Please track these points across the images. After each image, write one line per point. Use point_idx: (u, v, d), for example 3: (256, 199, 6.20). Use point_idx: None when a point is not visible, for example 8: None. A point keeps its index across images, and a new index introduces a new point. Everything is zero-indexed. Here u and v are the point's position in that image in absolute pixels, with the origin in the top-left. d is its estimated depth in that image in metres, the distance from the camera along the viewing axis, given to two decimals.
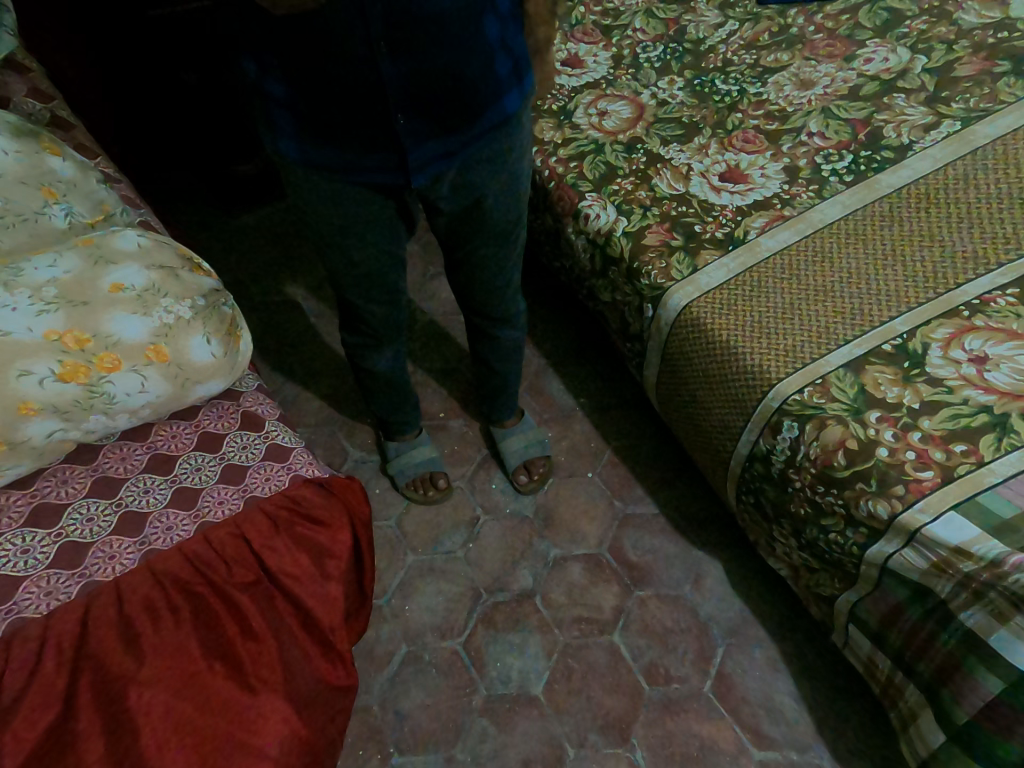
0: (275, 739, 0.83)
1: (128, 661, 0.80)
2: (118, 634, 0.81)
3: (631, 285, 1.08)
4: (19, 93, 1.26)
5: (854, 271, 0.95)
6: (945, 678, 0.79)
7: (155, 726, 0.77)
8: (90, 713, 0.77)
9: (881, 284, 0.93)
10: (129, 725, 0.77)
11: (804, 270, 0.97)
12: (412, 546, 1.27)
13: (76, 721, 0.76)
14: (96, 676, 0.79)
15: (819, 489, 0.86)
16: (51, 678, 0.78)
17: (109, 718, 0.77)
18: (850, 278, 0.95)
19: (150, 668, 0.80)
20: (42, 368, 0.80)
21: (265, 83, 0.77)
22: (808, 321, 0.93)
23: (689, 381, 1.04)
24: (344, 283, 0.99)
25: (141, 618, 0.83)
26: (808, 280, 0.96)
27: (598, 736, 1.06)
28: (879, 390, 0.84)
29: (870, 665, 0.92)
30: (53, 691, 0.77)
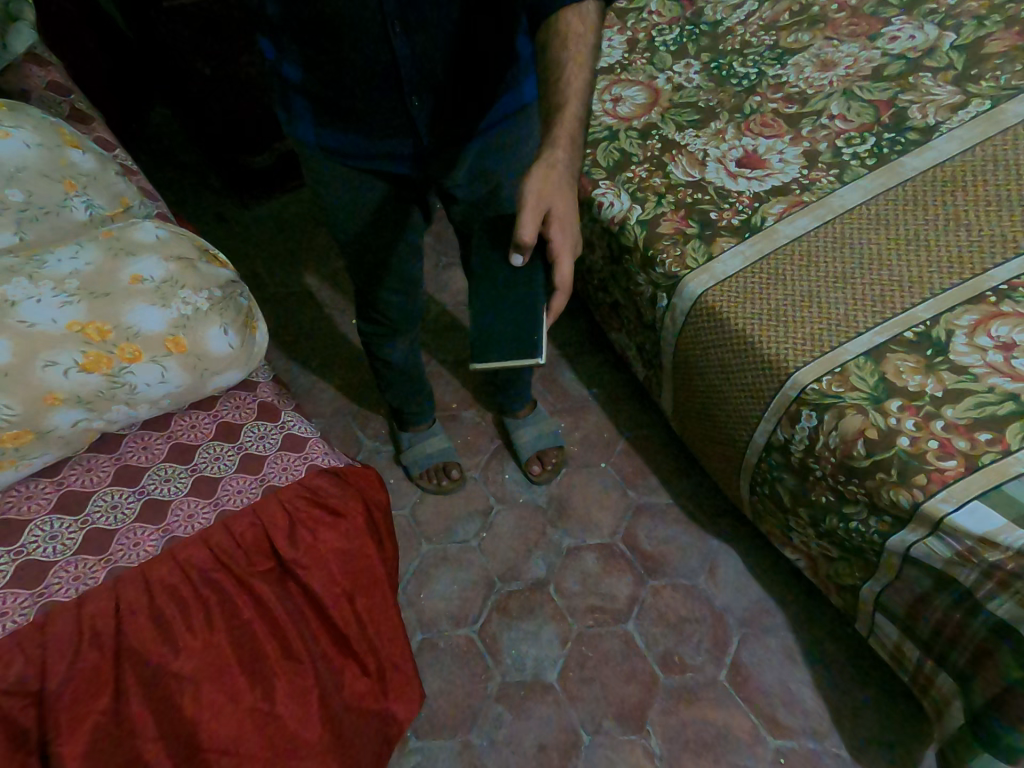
0: (305, 722, 0.91)
1: (164, 650, 0.84)
2: (152, 625, 0.84)
3: (645, 275, 1.08)
4: (40, 85, 1.27)
5: (874, 258, 0.93)
6: (977, 666, 0.79)
7: (198, 707, 0.85)
8: (136, 697, 0.82)
9: (905, 271, 0.91)
10: (176, 707, 0.84)
11: (823, 257, 0.96)
12: (426, 536, 1.28)
13: (125, 704, 0.82)
14: (137, 663, 0.83)
15: (842, 479, 0.86)
16: (92, 667, 0.81)
17: (156, 701, 0.83)
18: (869, 264, 0.93)
19: (186, 658, 0.85)
20: (66, 359, 0.81)
21: (285, 64, 0.79)
22: (829, 310, 0.91)
23: (702, 372, 1.05)
24: (360, 271, 0.99)
25: (172, 609, 0.86)
26: (828, 268, 0.94)
27: (613, 723, 1.07)
28: (900, 378, 0.83)
29: (899, 655, 0.93)
30: (95, 677, 0.81)
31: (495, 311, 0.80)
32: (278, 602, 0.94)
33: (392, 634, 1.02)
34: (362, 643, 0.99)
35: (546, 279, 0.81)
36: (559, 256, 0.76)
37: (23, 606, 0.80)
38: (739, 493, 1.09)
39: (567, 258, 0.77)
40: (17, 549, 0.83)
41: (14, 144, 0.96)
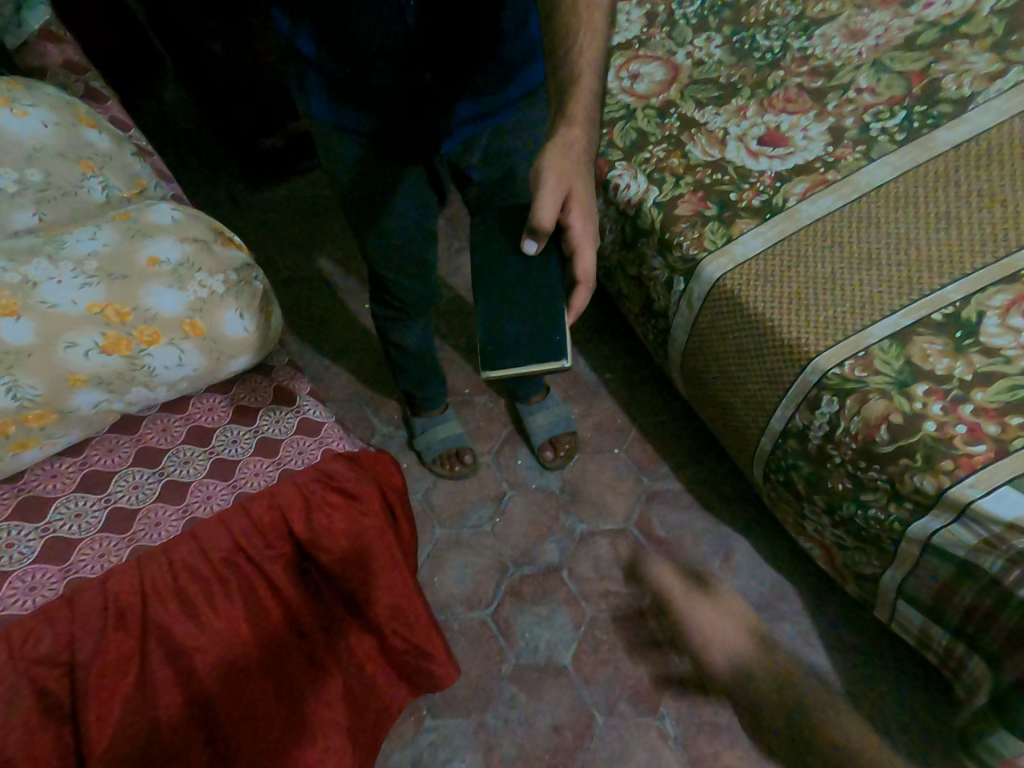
0: (320, 688, 0.97)
1: (188, 628, 0.86)
2: (176, 604, 0.86)
3: (661, 258, 1.06)
4: (56, 63, 1.28)
5: (899, 239, 0.90)
6: (1007, 650, 0.77)
7: (221, 681, 0.87)
8: (161, 671, 0.84)
9: (933, 251, 0.88)
10: (200, 682, 0.86)
11: (847, 239, 0.93)
12: (439, 520, 1.29)
13: (151, 677, 0.84)
14: (162, 639, 0.85)
15: (862, 465, 0.84)
16: (118, 643, 0.83)
17: (182, 675, 0.85)
18: (894, 246, 0.90)
19: (210, 636, 0.87)
20: (87, 340, 0.82)
21: (299, 40, 0.77)
22: (852, 294, 0.88)
23: (717, 356, 1.04)
24: (373, 254, 0.98)
25: (194, 590, 0.87)
26: (851, 251, 0.92)
27: (626, 706, 1.08)
28: (926, 362, 0.81)
29: (926, 638, 0.91)
30: (121, 654, 0.83)
31: (502, 296, 0.78)
32: (296, 581, 0.96)
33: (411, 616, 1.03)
34: (378, 621, 1.02)
35: (561, 266, 0.80)
36: (578, 246, 0.75)
37: (52, 581, 0.82)
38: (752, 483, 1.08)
39: (588, 248, 0.76)
40: (44, 526, 0.85)
41: (32, 123, 0.96)
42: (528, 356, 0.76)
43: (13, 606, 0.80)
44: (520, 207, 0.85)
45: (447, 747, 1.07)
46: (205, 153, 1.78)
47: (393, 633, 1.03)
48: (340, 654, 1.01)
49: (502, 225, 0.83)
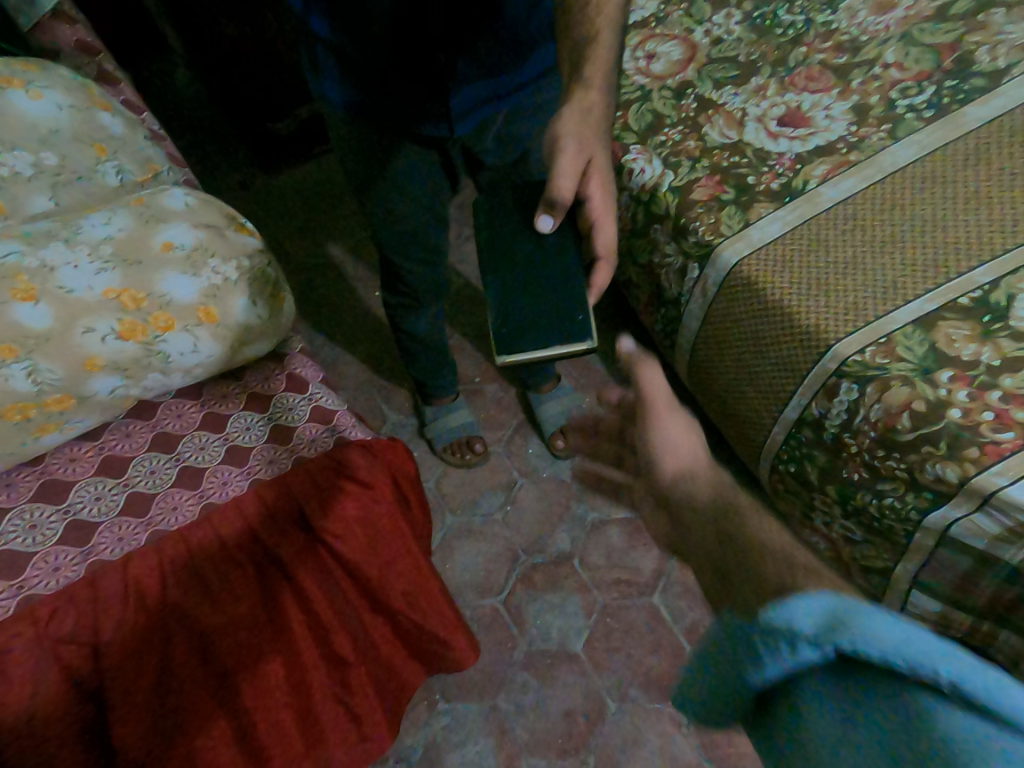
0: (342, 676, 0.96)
1: (206, 611, 0.87)
2: (194, 587, 0.88)
3: (676, 243, 1.04)
4: (69, 44, 1.28)
5: (927, 222, 0.87)
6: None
7: (240, 667, 0.86)
8: (181, 655, 0.84)
9: (961, 232, 0.84)
10: (219, 667, 0.85)
11: (872, 220, 0.90)
12: (450, 507, 1.29)
13: (171, 660, 0.84)
14: (181, 622, 0.86)
15: (879, 456, 0.82)
16: (140, 623, 0.84)
17: (201, 659, 0.85)
18: (920, 228, 0.87)
19: (228, 619, 0.87)
20: (103, 326, 0.82)
21: (313, 18, 0.76)
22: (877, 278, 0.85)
23: (734, 344, 1.02)
24: (384, 238, 0.96)
25: (212, 572, 0.89)
26: (875, 233, 0.89)
27: (639, 692, 1.09)
28: (953, 348, 0.77)
29: (944, 625, 0.89)
30: (142, 632, 0.84)
31: (519, 280, 0.78)
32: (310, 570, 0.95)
33: (426, 601, 1.03)
34: (395, 607, 1.01)
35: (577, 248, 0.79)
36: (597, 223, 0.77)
37: (74, 562, 0.85)
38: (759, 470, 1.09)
39: (607, 222, 0.78)
40: (64, 508, 0.87)
41: (47, 106, 0.96)
42: (552, 334, 0.75)
43: (37, 586, 0.83)
44: (534, 187, 0.84)
45: (460, 731, 1.08)
46: (217, 138, 1.78)
47: (412, 619, 1.02)
48: (360, 642, 0.99)
49: (517, 204, 0.83)
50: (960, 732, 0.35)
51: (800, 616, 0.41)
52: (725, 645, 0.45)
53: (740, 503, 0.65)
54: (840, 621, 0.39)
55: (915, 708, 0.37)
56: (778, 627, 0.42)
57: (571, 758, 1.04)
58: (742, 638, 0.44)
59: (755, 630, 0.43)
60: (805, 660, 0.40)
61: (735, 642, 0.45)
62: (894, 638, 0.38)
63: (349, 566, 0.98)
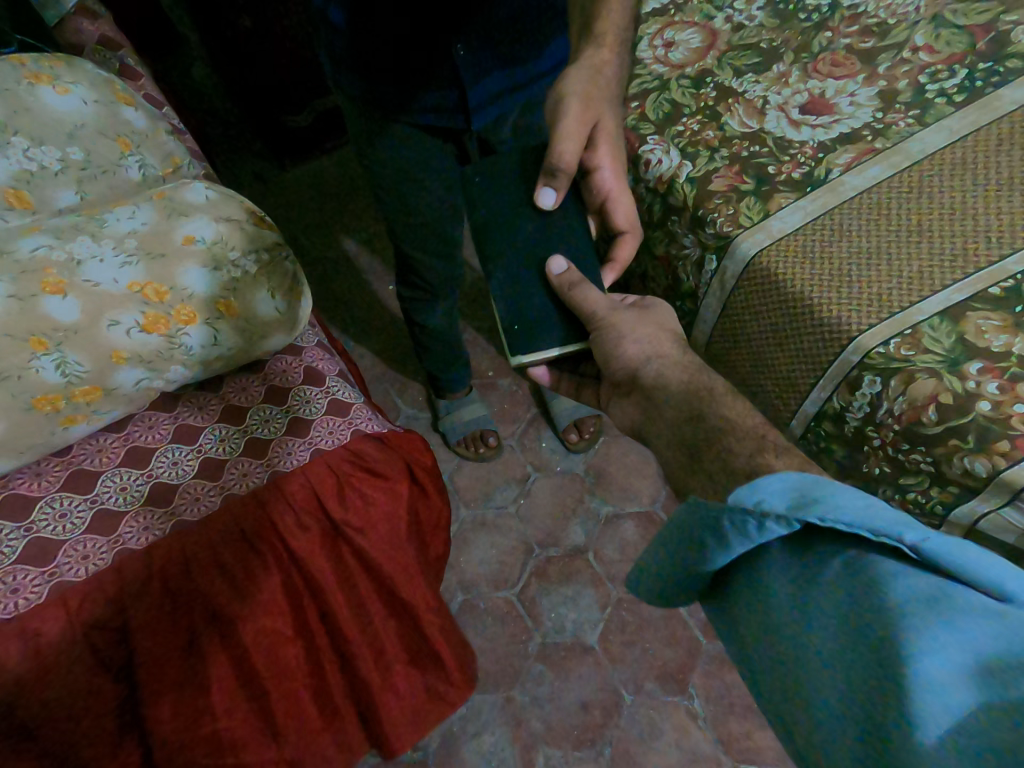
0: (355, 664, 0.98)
1: (227, 596, 0.88)
2: (214, 572, 0.89)
3: (692, 236, 0.77)
4: (90, 40, 1.30)
5: (1001, 181, 0.65)
6: None
7: (260, 649, 0.89)
8: (202, 636, 0.87)
9: (962, 194, 0.66)
10: (239, 649, 0.88)
11: (956, 194, 0.66)
12: (464, 500, 1.30)
13: (194, 640, 0.87)
14: (202, 604, 0.88)
15: (902, 446, 0.62)
16: (164, 604, 0.87)
17: (221, 642, 0.88)
18: (996, 188, 0.65)
19: (248, 604, 0.89)
20: (128, 318, 0.84)
21: (331, 10, 0.77)
22: (954, 261, 0.63)
23: (772, 344, 0.72)
24: (399, 230, 0.97)
25: (232, 559, 0.90)
26: (964, 207, 0.65)
27: (655, 685, 1.09)
28: (980, 340, 0.59)
29: None
30: (168, 616, 0.87)
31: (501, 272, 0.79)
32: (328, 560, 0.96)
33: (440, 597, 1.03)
34: (409, 602, 1.01)
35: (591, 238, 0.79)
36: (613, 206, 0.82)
37: (101, 551, 0.86)
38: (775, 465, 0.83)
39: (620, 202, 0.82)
40: (92, 497, 0.89)
41: (72, 101, 0.98)
42: (566, 329, 0.77)
43: (69, 573, 0.84)
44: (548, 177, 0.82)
45: (476, 721, 1.09)
46: (233, 132, 1.81)
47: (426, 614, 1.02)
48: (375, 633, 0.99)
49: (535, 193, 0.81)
50: (912, 589, 0.35)
51: (769, 494, 0.41)
52: (687, 530, 0.44)
53: (711, 388, 0.65)
54: (807, 497, 0.39)
55: (871, 570, 0.37)
56: (745, 506, 0.41)
57: (587, 749, 1.05)
58: (708, 520, 0.43)
59: (720, 511, 0.41)
60: (769, 535, 0.40)
61: (698, 526, 0.43)
62: (849, 505, 0.39)
63: (366, 558, 0.99)
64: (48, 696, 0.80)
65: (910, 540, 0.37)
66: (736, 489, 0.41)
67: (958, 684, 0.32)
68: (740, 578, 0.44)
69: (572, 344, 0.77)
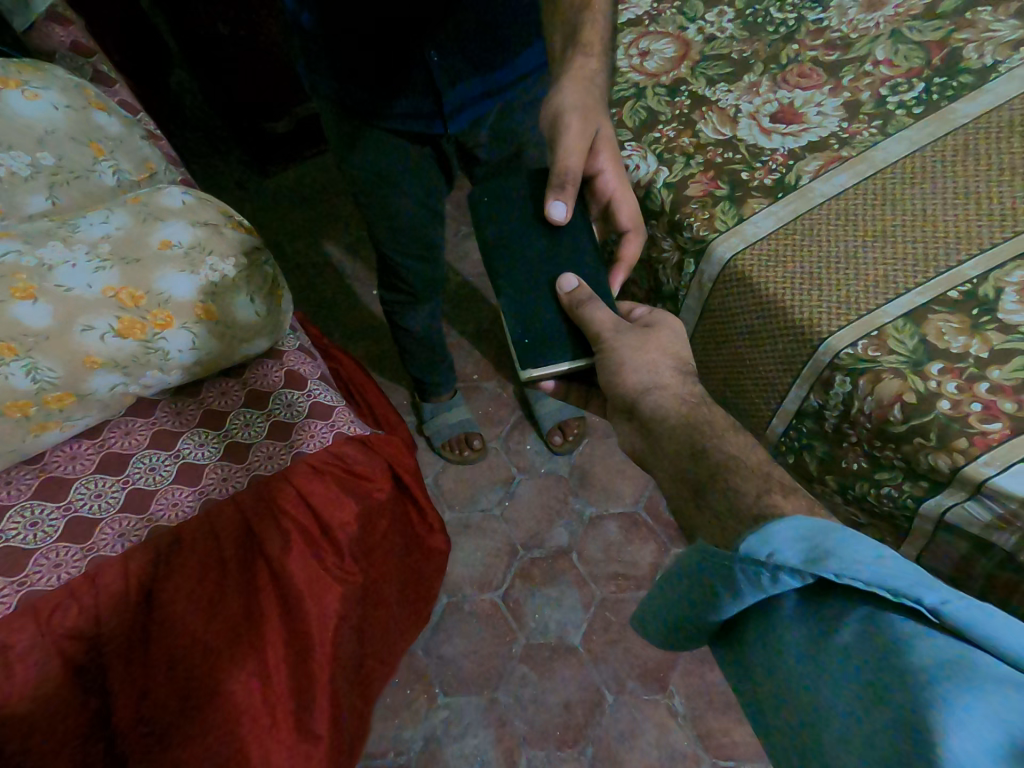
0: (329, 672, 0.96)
1: (200, 601, 0.88)
2: (185, 578, 0.88)
3: (670, 239, 0.79)
4: (62, 46, 1.28)
5: (958, 187, 0.68)
6: None
7: (230, 661, 0.86)
8: (171, 645, 0.85)
9: (922, 200, 0.69)
10: (209, 659, 0.85)
11: (917, 199, 0.69)
12: (449, 503, 1.30)
13: (162, 649, 0.85)
14: (173, 612, 0.86)
15: (874, 444, 0.63)
16: (134, 612, 0.86)
17: (190, 651, 0.85)
18: (954, 195, 0.68)
19: (222, 609, 0.88)
20: (102, 323, 0.83)
21: (304, 16, 0.78)
22: (915, 266, 0.65)
23: (752, 348, 0.74)
24: (380, 235, 0.97)
25: (205, 564, 0.89)
26: (926, 213, 0.68)
27: (636, 684, 1.10)
28: (941, 340, 0.61)
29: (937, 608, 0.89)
30: (143, 626, 0.86)
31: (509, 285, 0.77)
32: (306, 563, 0.94)
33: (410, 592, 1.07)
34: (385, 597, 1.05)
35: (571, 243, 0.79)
36: (619, 202, 0.83)
37: (74, 559, 0.85)
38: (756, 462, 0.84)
39: (624, 200, 0.83)
40: (65, 505, 0.88)
41: (42, 106, 0.96)
42: (574, 347, 0.75)
43: (41, 582, 0.84)
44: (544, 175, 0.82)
45: (460, 724, 1.09)
46: (215, 142, 1.81)
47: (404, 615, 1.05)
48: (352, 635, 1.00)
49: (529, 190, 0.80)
50: (931, 652, 0.36)
51: (782, 548, 0.42)
52: (699, 577, 0.45)
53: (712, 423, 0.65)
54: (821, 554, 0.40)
55: (888, 629, 0.38)
56: (759, 559, 0.42)
57: (570, 749, 1.06)
58: (718, 568, 0.43)
59: (734, 561, 0.42)
60: (784, 589, 0.41)
61: (709, 572, 0.44)
62: (859, 563, 0.40)
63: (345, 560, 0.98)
64: (16, 707, 0.79)
65: (926, 602, 0.38)
66: (749, 541, 0.42)
67: (986, 755, 0.32)
68: (753, 626, 0.44)
69: (584, 358, 0.73)
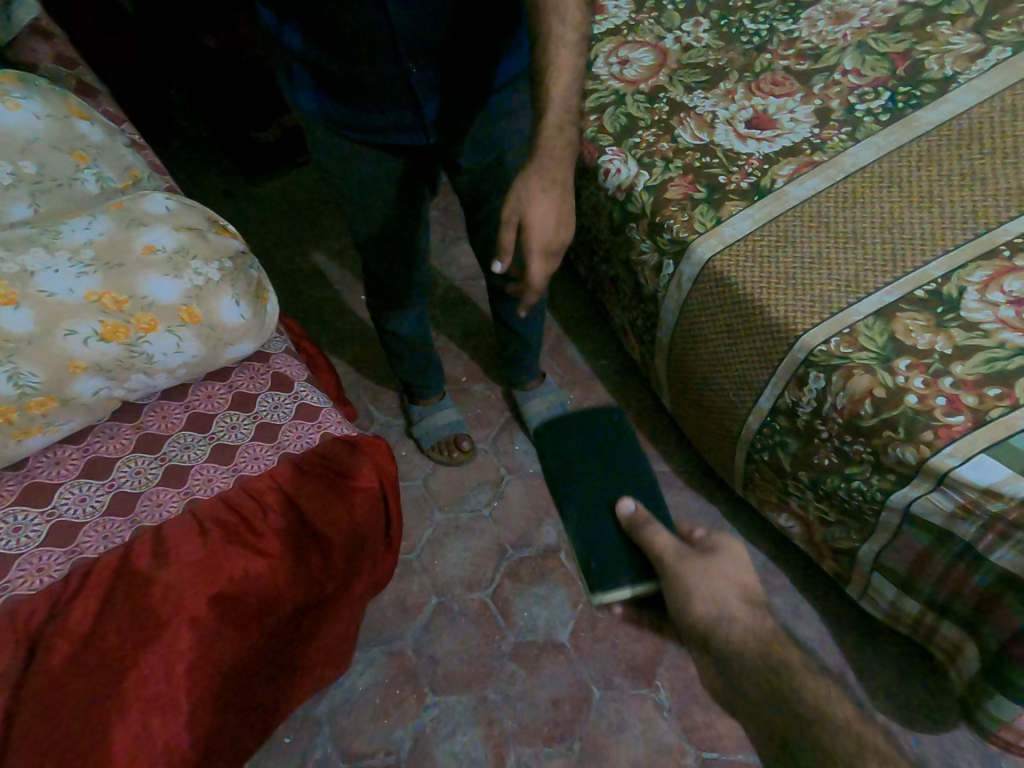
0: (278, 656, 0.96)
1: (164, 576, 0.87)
2: (154, 555, 0.88)
3: (650, 242, 0.82)
4: (46, 58, 1.28)
5: (919, 190, 0.72)
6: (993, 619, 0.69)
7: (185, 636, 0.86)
8: (128, 619, 0.84)
9: (887, 202, 0.72)
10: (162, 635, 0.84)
11: (882, 201, 0.72)
12: (439, 503, 1.31)
13: (117, 623, 0.83)
14: (136, 589, 0.86)
15: (845, 439, 0.67)
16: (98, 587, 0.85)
17: (146, 626, 0.84)
18: (917, 199, 0.71)
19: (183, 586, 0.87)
20: (86, 328, 0.83)
21: (285, 34, 0.79)
22: (879, 265, 0.69)
23: (728, 345, 0.77)
24: (366, 242, 0.99)
25: (176, 542, 0.90)
26: (892, 213, 0.71)
27: (623, 679, 1.12)
28: (908, 338, 0.63)
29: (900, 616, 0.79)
30: (102, 601, 0.85)
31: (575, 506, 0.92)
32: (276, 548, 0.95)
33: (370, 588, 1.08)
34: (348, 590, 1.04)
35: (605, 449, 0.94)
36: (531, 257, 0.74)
37: (58, 562, 0.86)
38: (731, 462, 0.86)
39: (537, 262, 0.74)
40: (49, 510, 0.87)
41: (25, 116, 0.97)
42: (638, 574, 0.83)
43: (22, 586, 0.83)
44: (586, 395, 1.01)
45: (448, 723, 1.09)
46: (202, 152, 1.81)
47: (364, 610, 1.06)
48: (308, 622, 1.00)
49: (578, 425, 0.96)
50: None
51: None
52: None
53: (789, 663, 0.63)
54: None
55: None
56: None
57: (557, 746, 1.07)
58: None
59: None
60: None
61: None
62: None
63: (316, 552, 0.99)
64: None
65: None
66: None
67: None
68: None
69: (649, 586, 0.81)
